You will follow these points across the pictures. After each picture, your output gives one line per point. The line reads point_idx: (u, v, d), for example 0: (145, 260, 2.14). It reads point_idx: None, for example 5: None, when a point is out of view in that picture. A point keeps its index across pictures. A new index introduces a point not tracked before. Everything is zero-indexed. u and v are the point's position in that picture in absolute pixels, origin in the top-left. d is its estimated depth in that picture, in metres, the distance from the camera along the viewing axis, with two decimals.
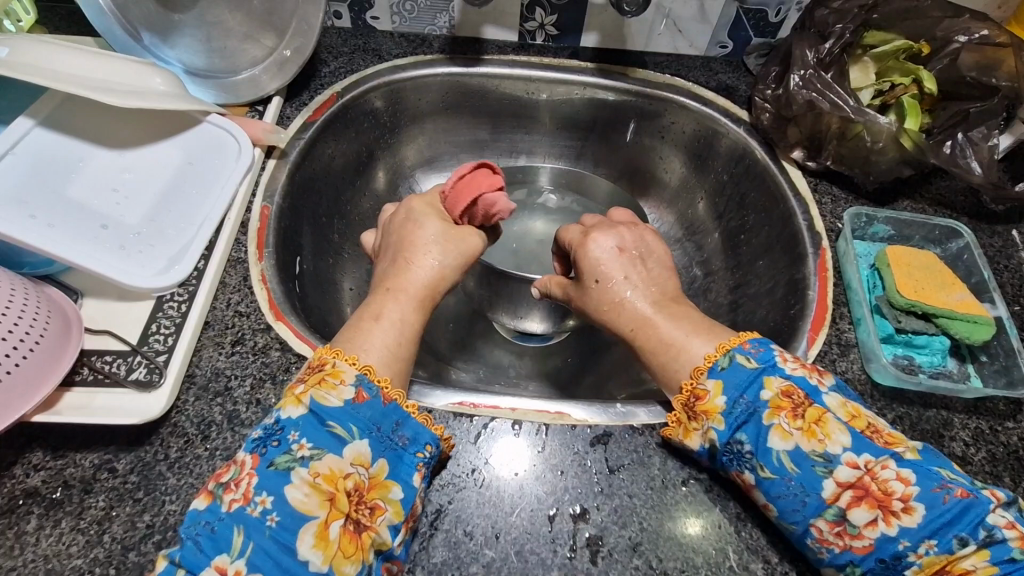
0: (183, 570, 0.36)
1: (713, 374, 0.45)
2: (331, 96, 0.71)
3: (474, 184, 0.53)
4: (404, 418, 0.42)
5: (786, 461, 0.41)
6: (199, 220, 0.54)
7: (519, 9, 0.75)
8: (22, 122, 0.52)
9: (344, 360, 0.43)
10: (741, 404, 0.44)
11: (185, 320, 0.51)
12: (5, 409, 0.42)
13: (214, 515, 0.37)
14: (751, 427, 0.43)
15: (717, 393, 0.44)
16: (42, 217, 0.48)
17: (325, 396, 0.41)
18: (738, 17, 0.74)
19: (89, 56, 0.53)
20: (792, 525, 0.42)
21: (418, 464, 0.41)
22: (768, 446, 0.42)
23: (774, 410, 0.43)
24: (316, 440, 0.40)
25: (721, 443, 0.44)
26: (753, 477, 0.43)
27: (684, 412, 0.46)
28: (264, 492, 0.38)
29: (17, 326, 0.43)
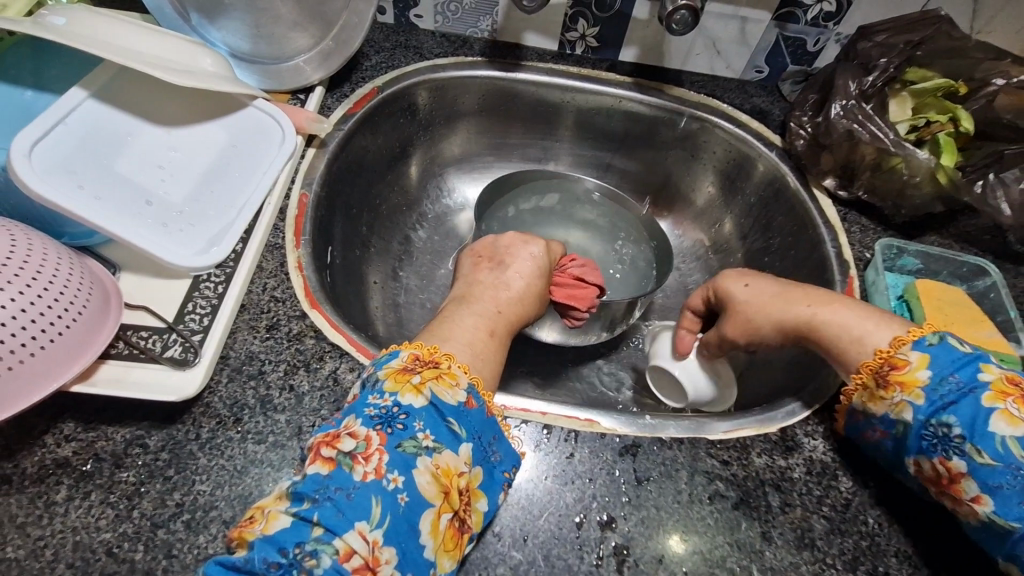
0: (321, 529, 0.35)
1: (918, 347, 0.45)
2: (372, 90, 0.71)
3: (589, 296, 0.64)
4: (500, 433, 0.45)
5: (1015, 449, 0.39)
6: (241, 203, 0.54)
7: (563, 18, 0.76)
8: (74, 93, 0.50)
9: (459, 365, 0.45)
10: (951, 383, 0.43)
11: (223, 301, 0.51)
12: (44, 378, 0.42)
13: (348, 483, 0.37)
14: (964, 409, 0.42)
15: (921, 366, 0.44)
16: (89, 189, 0.48)
17: (443, 392, 0.42)
18: (777, 43, 0.76)
19: (144, 33, 0.54)
20: (1012, 523, 0.39)
21: (503, 482, 0.44)
22: (990, 431, 0.40)
23: (998, 394, 0.41)
24: (438, 433, 0.41)
25: (926, 419, 0.43)
26: (966, 462, 0.41)
27: (872, 379, 0.46)
28: (397, 471, 0.38)
29: (61, 297, 0.43)
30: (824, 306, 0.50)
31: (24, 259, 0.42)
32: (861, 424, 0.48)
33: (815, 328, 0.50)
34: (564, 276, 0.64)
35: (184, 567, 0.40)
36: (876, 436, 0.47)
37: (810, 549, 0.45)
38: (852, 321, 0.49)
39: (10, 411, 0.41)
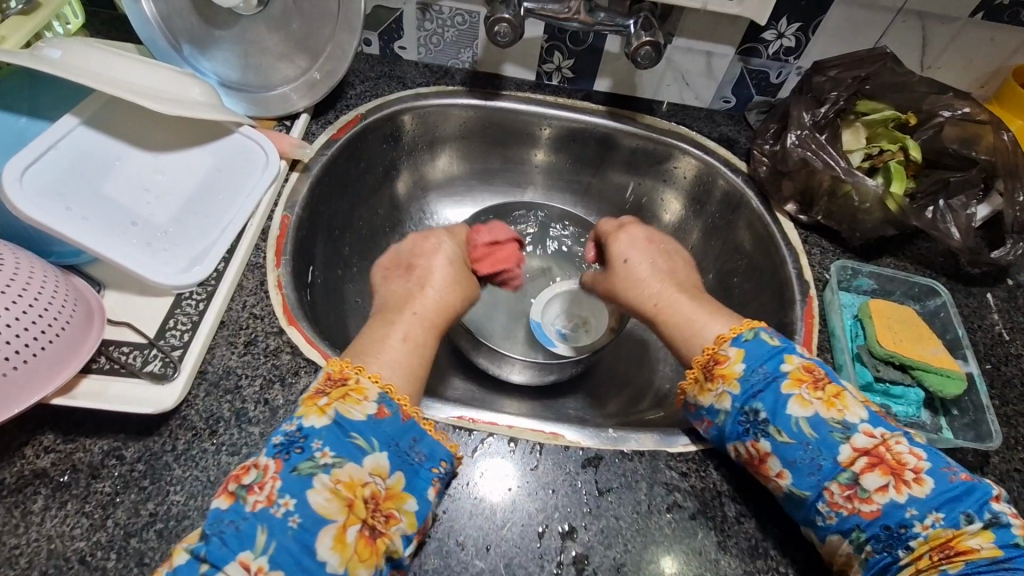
0: (209, 564, 0.37)
1: (736, 343, 0.49)
2: (356, 117, 0.75)
3: (510, 254, 0.67)
4: (421, 436, 0.45)
5: (806, 427, 0.45)
6: (223, 224, 0.56)
7: (539, 51, 0.80)
8: (66, 121, 0.53)
9: (368, 378, 0.45)
10: (759, 373, 0.47)
11: (203, 318, 0.53)
12: (25, 390, 0.44)
13: (239, 514, 0.39)
14: (767, 395, 0.46)
15: (738, 359, 0.48)
16: (76, 210, 0.50)
17: (350, 410, 0.43)
18: (742, 75, 0.80)
19: (136, 63, 0.57)
20: (805, 492, 0.45)
21: (432, 479, 0.44)
22: (788, 414, 0.45)
23: (794, 380, 0.46)
24: (338, 449, 0.42)
25: (740, 406, 0.47)
26: (770, 444, 0.46)
27: (701, 373, 0.50)
28: (287, 495, 0.39)
29: (46, 312, 0.45)
30: (665, 305, 0.56)
31: (14, 276, 0.45)
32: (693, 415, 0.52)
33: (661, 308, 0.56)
34: (478, 249, 0.65)
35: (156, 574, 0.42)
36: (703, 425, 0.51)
37: (763, 558, 0.47)
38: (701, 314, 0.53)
39: None
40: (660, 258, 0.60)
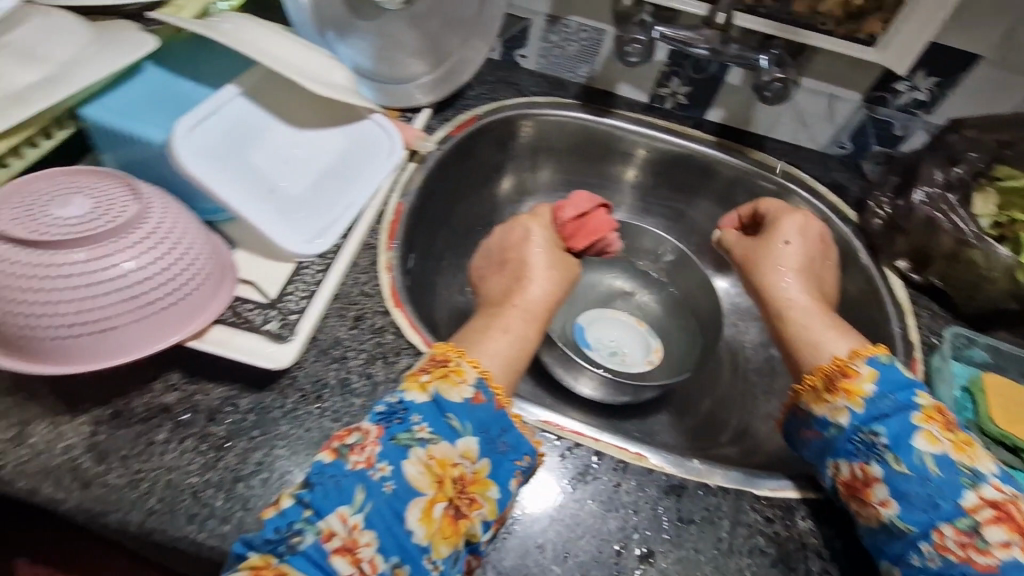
0: (309, 512, 0.38)
1: (871, 362, 0.49)
2: (472, 117, 0.77)
3: (599, 222, 0.61)
4: (510, 428, 0.45)
5: (929, 462, 0.43)
6: (346, 203, 0.60)
7: (657, 75, 0.81)
8: (229, 89, 0.57)
9: (467, 363, 0.46)
10: (888, 400, 0.47)
11: (319, 288, 0.56)
12: (163, 331, 0.47)
13: (340, 471, 0.40)
14: (892, 422, 0.45)
15: (868, 378, 0.48)
16: (230, 172, 0.54)
17: (449, 390, 0.44)
18: (864, 123, 0.78)
19: (296, 47, 0.62)
20: (911, 527, 0.43)
21: (514, 472, 0.44)
22: (911, 445, 0.44)
23: (925, 416, 0.46)
24: (435, 426, 0.42)
25: (859, 426, 0.47)
26: (883, 470, 0.44)
27: (823, 382, 0.50)
28: (386, 461, 0.40)
29: (195, 265, 0.48)
30: (803, 305, 0.57)
31: (169, 223, 0.48)
32: (800, 422, 0.52)
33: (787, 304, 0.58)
34: (566, 227, 0.60)
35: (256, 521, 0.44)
36: (810, 435, 0.50)
37: None
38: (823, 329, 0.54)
39: (130, 356, 0.46)
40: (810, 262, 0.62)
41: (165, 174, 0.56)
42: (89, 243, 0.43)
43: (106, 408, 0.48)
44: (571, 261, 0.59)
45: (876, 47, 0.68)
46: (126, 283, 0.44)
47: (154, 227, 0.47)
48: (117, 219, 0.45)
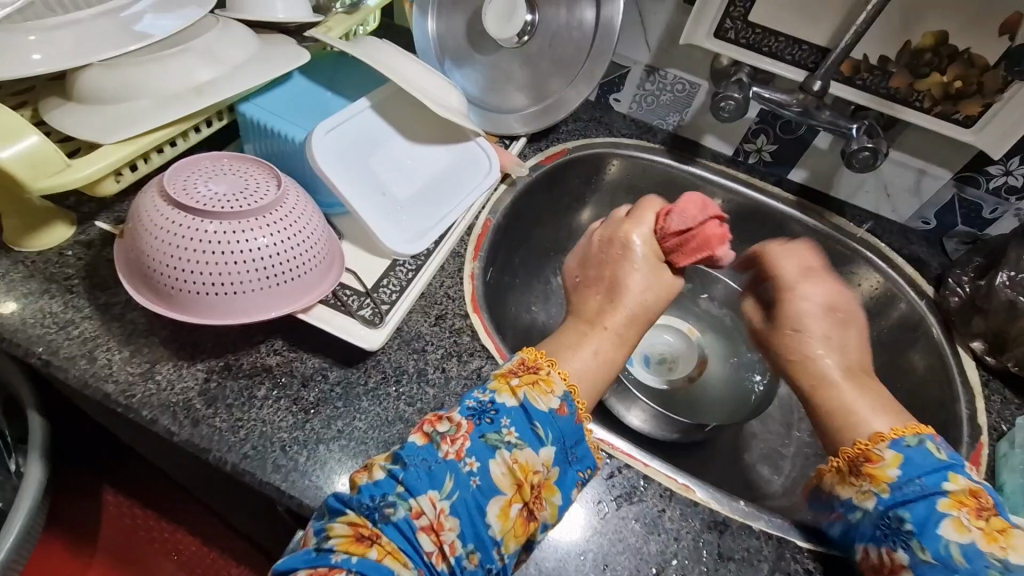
0: (402, 489, 0.42)
1: (895, 446, 0.49)
2: (563, 150, 0.83)
3: (708, 234, 0.58)
4: (582, 443, 0.48)
5: (956, 551, 0.43)
6: (444, 213, 0.66)
7: (746, 130, 0.84)
8: (362, 102, 0.65)
9: (557, 374, 0.49)
10: (915, 484, 0.47)
11: (410, 285, 0.62)
12: (274, 301, 0.53)
13: (432, 457, 0.43)
14: (918, 508, 0.46)
15: (893, 464, 0.48)
16: (352, 173, 0.62)
17: (537, 398, 0.47)
18: (951, 201, 0.78)
19: (422, 70, 0.69)
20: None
21: (577, 481, 0.47)
22: (937, 532, 0.44)
23: (954, 502, 0.45)
24: (522, 432, 0.45)
25: (884, 509, 0.47)
26: (908, 557, 0.45)
27: (846, 464, 0.51)
28: (474, 457, 0.43)
29: (309, 249, 0.54)
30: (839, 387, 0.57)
31: (292, 209, 0.53)
32: (828, 504, 0.53)
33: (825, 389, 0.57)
34: (670, 238, 0.60)
35: (331, 481, 0.49)
36: (835, 517, 0.52)
37: None
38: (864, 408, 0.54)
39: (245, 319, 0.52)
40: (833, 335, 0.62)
41: (298, 168, 0.64)
42: (236, 218, 0.50)
43: (219, 360, 0.54)
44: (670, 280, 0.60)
45: (972, 130, 0.69)
46: (260, 258, 0.50)
47: (287, 212, 0.53)
48: (260, 203, 0.51)
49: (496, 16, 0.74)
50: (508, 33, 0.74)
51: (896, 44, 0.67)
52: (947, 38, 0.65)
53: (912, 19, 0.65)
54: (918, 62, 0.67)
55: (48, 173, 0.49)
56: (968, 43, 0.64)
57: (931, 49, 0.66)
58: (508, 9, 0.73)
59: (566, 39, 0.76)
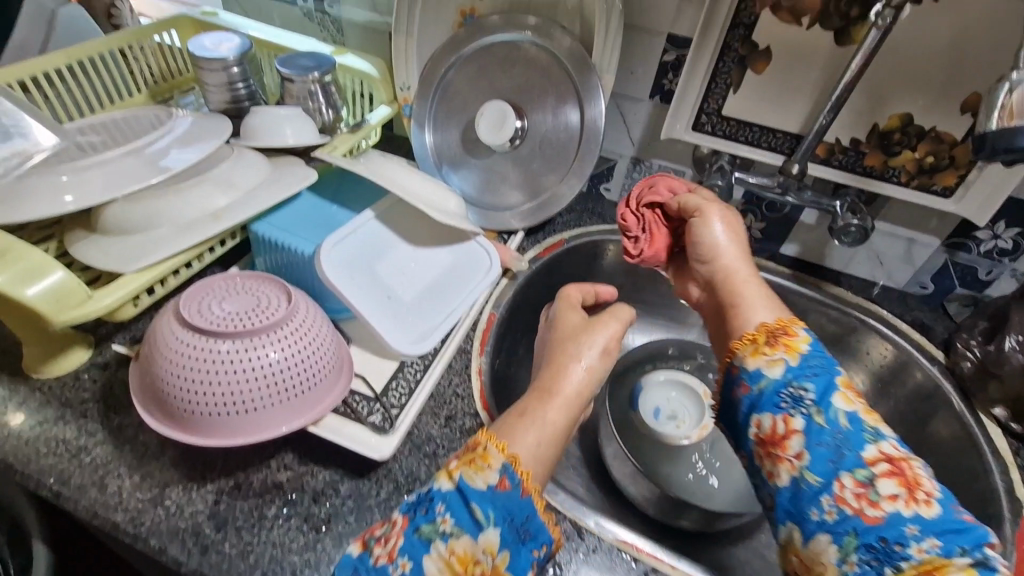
0: None
1: (807, 329, 0.51)
2: (559, 241, 0.86)
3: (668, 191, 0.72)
4: (534, 516, 0.45)
5: (842, 418, 0.45)
6: (448, 310, 0.68)
7: (733, 212, 0.88)
8: (366, 213, 0.69)
9: (495, 447, 0.47)
10: (818, 361, 0.49)
11: (419, 386, 0.63)
12: (283, 420, 0.53)
13: (365, 567, 0.41)
14: (819, 379, 0.47)
15: (804, 340, 0.50)
16: (357, 279, 0.64)
17: (473, 477, 0.45)
18: (945, 266, 0.80)
19: (421, 179, 0.72)
20: (816, 479, 0.44)
21: (531, 562, 0.44)
22: (832, 401, 0.46)
23: (845, 383, 0.48)
24: (458, 518, 0.43)
25: (790, 379, 0.48)
26: (803, 421, 0.46)
27: (763, 337, 0.51)
28: (406, 556, 0.41)
29: (312, 358, 0.54)
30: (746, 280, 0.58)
31: (291, 320, 0.54)
32: (731, 379, 0.52)
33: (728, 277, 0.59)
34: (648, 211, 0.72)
35: None
36: (737, 392, 0.51)
37: None
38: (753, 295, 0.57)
39: (253, 441, 0.52)
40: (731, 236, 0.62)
41: (307, 279, 0.67)
42: (249, 335, 0.51)
43: (229, 480, 0.54)
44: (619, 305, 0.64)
45: (953, 200, 0.71)
46: (269, 374, 0.51)
47: (297, 326, 0.54)
48: (269, 317, 0.53)
49: (488, 126, 0.78)
50: (500, 141, 0.77)
51: (865, 127, 0.72)
52: (912, 119, 0.69)
53: (877, 104, 0.69)
54: (888, 141, 0.71)
55: (72, 304, 0.51)
56: (933, 123, 0.68)
57: (898, 130, 0.70)
58: (499, 118, 0.77)
59: (554, 140, 0.80)
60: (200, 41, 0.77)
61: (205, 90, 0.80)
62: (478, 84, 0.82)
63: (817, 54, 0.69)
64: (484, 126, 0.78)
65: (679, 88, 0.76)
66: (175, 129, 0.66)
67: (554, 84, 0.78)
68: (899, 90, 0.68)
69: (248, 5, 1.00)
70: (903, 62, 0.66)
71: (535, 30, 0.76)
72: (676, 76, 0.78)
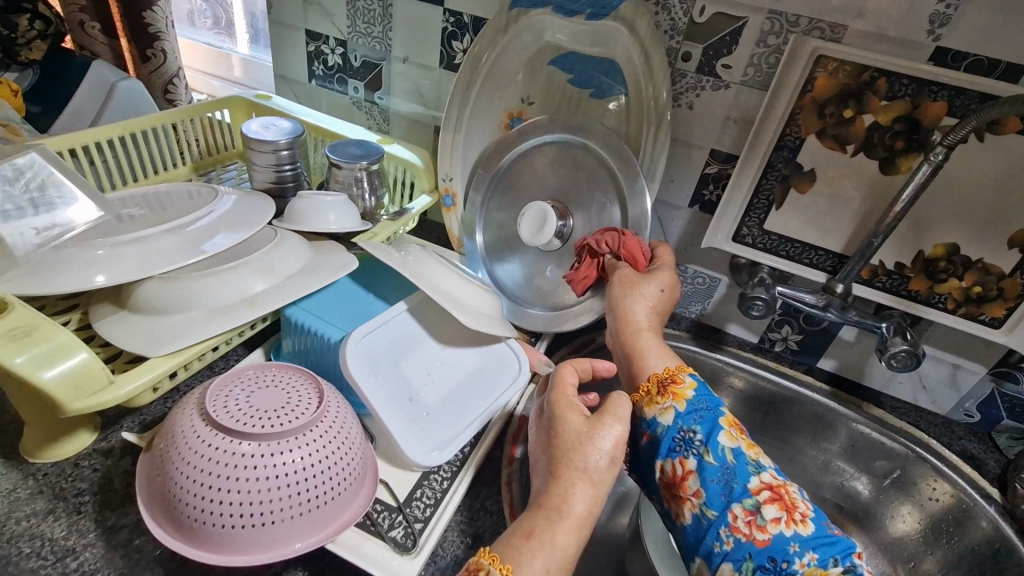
0: None
1: (692, 375, 0.57)
2: (591, 339, 0.84)
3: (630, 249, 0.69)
4: None
5: (729, 455, 0.52)
6: (475, 415, 0.64)
7: (768, 322, 0.86)
8: (399, 305, 0.67)
9: (497, 568, 0.42)
10: (704, 405, 0.55)
11: (445, 497, 0.57)
12: (300, 536, 0.48)
13: None
14: (705, 421, 0.53)
15: (689, 386, 0.56)
16: (379, 376, 0.61)
17: None
18: (992, 395, 0.77)
19: (456, 279, 0.71)
20: (713, 512, 0.50)
21: None
22: (718, 440, 0.52)
23: (728, 421, 0.54)
24: None
25: (681, 424, 0.54)
26: (697, 462, 0.52)
27: (655, 388, 0.57)
28: None
29: (337, 465, 0.50)
30: (649, 333, 0.63)
31: (317, 424, 0.49)
32: (637, 427, 0.58)
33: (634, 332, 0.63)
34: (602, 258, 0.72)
35: None
36: (642, 438, 0.57)
37: None
38: (656, 353, 0.61)
39: (266, 559, 0.46)
40: (649, 297, 0.65)
41: (334, 368, 0.64)
42: (276, 438, 0.47)
43: None
44: (619, 399, 0.52)
45: (1003, 331, 0.70)
46: (293, 484, 0.47)
47: (325, 430, 0.50)
48: (298, 417, 0.49)
49: (529, 225, 0.78)
50: (538, 241, 0.77)
51: (909, 253, 0.71)
52: (958, 249, 0.69)
53: (921, 232, 0.70)
54: (934, 269, 0.71)
55: (89, 392, 0.48)
56: (980, 254, 0.68)
57: (944, 258, 0.70)
58: (540, 220, 0.77)
59: None
60: (251, 124, 0.79)
61: (251, 168, 0.81)
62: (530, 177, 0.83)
63: (862, 179, 0.70)
64: (528, 224, 0.78)
65: (723, 198, 0.77)
66: (218, 208, 0.65)
67: (603, 183, 0.78)
68: (944, 219, 0.68)
69: (298, 90, 1.04)
70: (948, 194, 0.66)
71: (584, 133, 0.76)
72: (717, 187, 0.79)
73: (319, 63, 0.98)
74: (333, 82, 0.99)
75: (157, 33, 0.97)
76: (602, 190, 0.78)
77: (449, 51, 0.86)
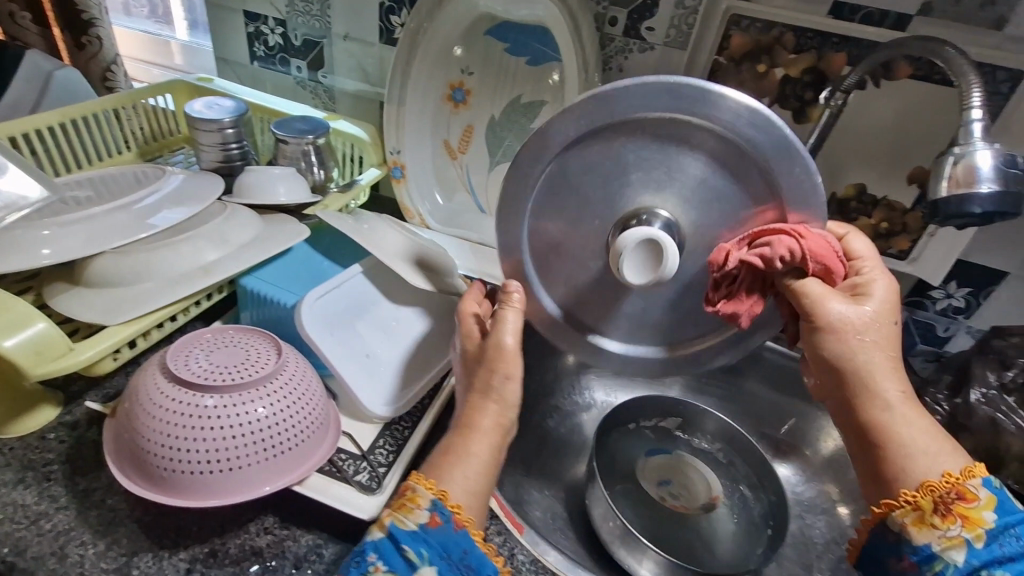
0: None
1: (987, 486, 0.43)
2: None
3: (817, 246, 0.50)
4: (472, 547, 0.44)
5: None
6: (430, 369, 0.68)
7: None
8: (353, 268, 0.70)
9: (422, 486, 0.46)
10: (1011, 537, 0.41)
11: (407, 443, 0.61)
12: (267, 479, 0.51)
13: None
14: (1017, 566, 0.40)
15: (988, 506, 0.42)
16: (335, 335, 0.64)
17: (403, 519, 0.44)
18: (907, 323, 0.84)
19: (404, 241, 0.74)
20: None
21: None
22: None
23: None
24: (390, 564, 0.42)
25: (979, 566, 0.41)
26: None
27: (932, 504, 0.43)
28: None
29: (298, 413, 0.53)
30: (909, 405, 0.46)
31: (276, 377, 0.53)
32: (890, 543, 0.45)
33: (885, 407, 0.46)
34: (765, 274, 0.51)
35: None
36: (901, 563, 0.44)
37: None
38: (919, 432, 0.45)
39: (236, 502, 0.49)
40: (885, 346, 0.48)
41: (292, 332, 0.66)
42: (238, 390, 0.50)
43: (203, 547, 0.50)
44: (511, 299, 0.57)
45: (908, 261, 0.77)
46: (258, 430, 0.50)
47: (284, 382, 0.53)
48: (259, 371, 0.52)
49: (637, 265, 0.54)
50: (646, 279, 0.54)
51: (824, 195, 0.78)
52: (866, 189, 0.75)
53: (833, 174, 0.76)
54: (846, 209, 0.77)
55: (52, 357, 0.50)
56: (885, 192, 0.74)
57: (854, 199, 0.77)
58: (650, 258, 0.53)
59: None
60: (193, 104, 0.79)
61: (198, 149, 0.81)
62: (591, 180, 0.56)
63: (778, 127, 0.75)
64: (634, 277, 0.54)
65: None
66: (165, 187, 0.67)
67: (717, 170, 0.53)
68: (851, 161, 0.74)
69: (242, 72, 1.04)
70: (852, 137, 0.73)
71: (680, 93, 0.49)
72: None
73: (259, 44, 0.98)
74: (275, 63, 0.99)
75: (91, 20, 0.96)
76: (706, 189, 0.55)
77: (388, 26, 0.87)
